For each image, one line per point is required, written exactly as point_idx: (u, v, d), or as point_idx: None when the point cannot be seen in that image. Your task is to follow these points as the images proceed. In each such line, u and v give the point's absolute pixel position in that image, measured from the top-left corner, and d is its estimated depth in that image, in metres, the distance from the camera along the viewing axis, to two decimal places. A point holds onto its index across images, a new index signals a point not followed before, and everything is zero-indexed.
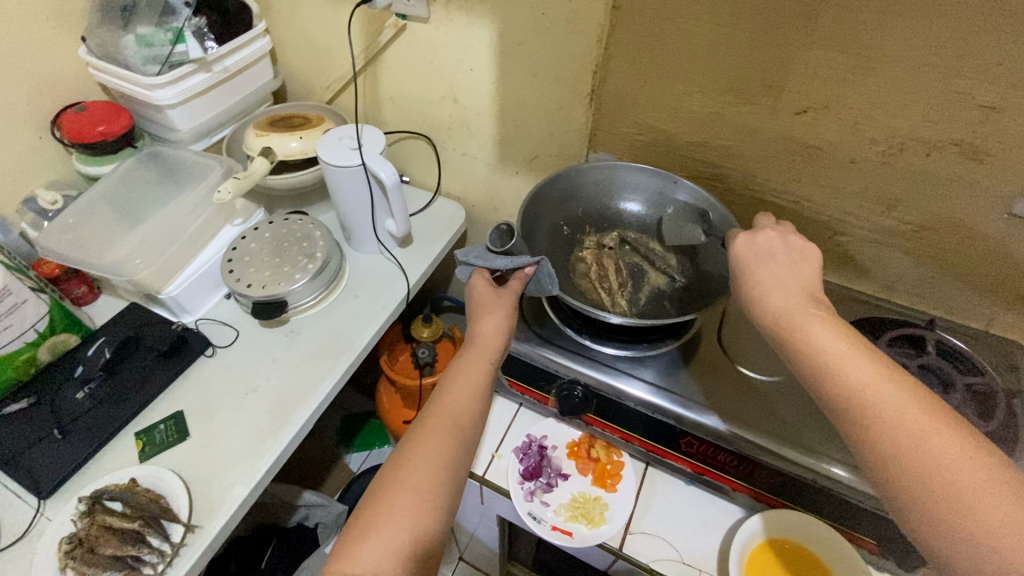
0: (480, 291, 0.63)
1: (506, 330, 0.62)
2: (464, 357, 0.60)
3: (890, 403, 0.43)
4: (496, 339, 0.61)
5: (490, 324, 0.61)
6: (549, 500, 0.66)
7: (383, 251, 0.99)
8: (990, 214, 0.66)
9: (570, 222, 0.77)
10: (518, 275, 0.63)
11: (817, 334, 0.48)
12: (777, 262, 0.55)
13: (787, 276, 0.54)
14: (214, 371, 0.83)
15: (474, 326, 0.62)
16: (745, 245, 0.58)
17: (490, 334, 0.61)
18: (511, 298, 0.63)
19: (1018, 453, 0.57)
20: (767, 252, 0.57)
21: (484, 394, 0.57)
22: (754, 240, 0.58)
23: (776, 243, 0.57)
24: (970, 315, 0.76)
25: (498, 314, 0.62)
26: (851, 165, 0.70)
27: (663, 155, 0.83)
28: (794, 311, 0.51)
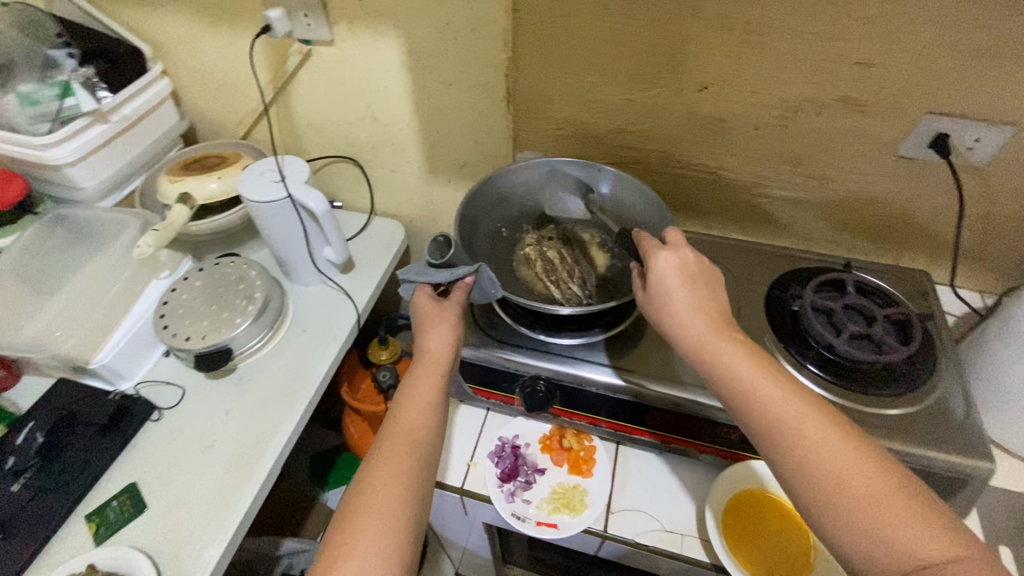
0: (423, 307, 0.63)
1: (457, 339, 0.62)
2: (416, 373, 0.59)
3: (803, 428, 0.45)
4: (441, 350, 0.60)
5: (436, 337, 0.61)
6: (530, 497, 0.64)
7: (325, 280, 0.97)
8: (882, 158, 0.73)
9: (508, 223, 0.77)
10: (457, 285, 0.64)
11: (733, 364, 0.49)
12: (686, 287, 0.54)
13: (694, 304, 0.53)
14: (165, 434, 0.79)
15: (422, 342, 0.61)
16: (664, 263, 0.56)
17: (438, 348, 0.60)
18: (453, 307, 0.63)
19: (931, 372, 0.64)
20: (675, 280, 0.55)
21: (439, 405, 0.57)
22: (672, 256, 0.56)
23: (680, 268, 0.55)
24: (880, 252, 0.83)
25: (442, 326, 0.61)
26: (755, 132, 0.75)
27: (585, 145, 0.85)
28: (709, 336, 0.51)
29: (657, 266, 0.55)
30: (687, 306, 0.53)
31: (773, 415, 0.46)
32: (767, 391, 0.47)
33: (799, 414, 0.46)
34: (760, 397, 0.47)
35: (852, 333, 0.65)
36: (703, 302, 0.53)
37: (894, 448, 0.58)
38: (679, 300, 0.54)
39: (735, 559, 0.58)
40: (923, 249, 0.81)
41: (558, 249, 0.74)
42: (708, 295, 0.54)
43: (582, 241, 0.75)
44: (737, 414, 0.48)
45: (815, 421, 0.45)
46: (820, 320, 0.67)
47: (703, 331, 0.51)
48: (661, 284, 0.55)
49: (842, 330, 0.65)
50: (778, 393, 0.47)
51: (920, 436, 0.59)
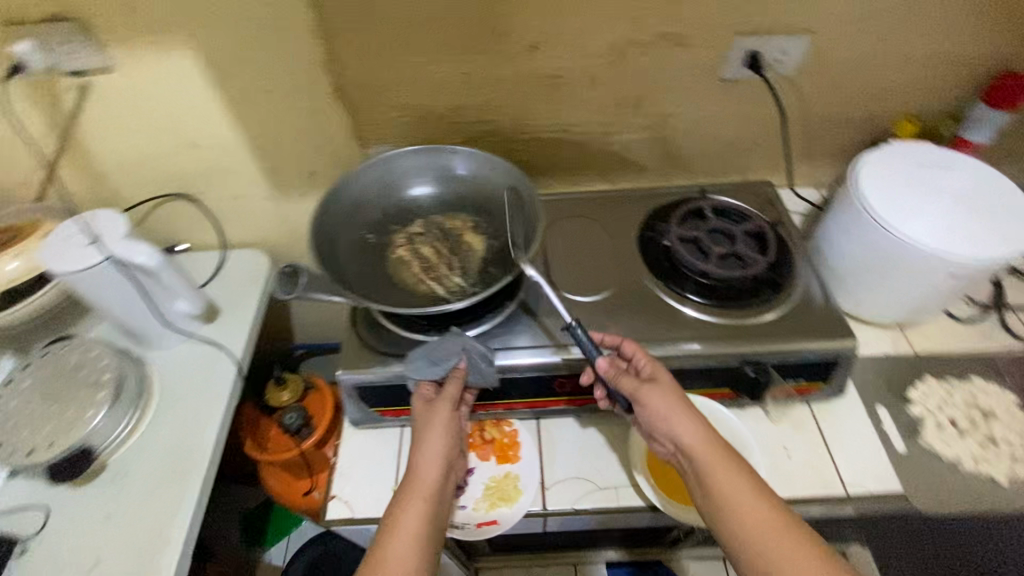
0: (420, 408, 0.60)
1: (449, 451, 0.58)
2: (403, 495, 0.55)
3: (789, 564, 0.48)
4: (435, 466, 0.56)
5: (428, 451, 0.57)
6: (464, 501, 0.63)
7: (189, 336, 0.86)
8: (710, 84, 0.76)
9: (372, 229, 0.71)
10: (457, 379, 0.60)
11: (729, 492, 0.51)
12: (682, 413, 0.55)
13: (689, 408, 0.56)
14: (34, 566, 0.67)
15: (413, 456, 0.57)
16: (657, 392, 0.56)
17: (431, 464, 0.56)
18: (448, 413, 0.59)
19: (791, 270, 0.70)
20: (671, 409, 0.55)
21: (431, 532, 0.53)
22: (661, 382, 0.57)
23: (671, 394, 0.56)
24: (730, 172, 0.89)
25: (436, 436, 0.57)
26: (592, 81, 0.75)
27: (435, 128, 0.81)
28: (706, 464, 0.53)
29: (649, 393, 0.56)
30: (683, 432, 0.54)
31: (764, 551, 0.49)
32: (757, 525, 0.50)
33: (787, 550, 0.48)
34: (754, 531, 0.50)
35: (719, 255, 0.70)
36: (695, 409, 0.56)
37: (775, 351, 0.63)
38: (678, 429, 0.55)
39: (662, 494, 0.62)
40: (763, 161, 0.87)
41: (466, 236, 0.70)
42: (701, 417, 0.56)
43: (484, 221, 0.71)
44: (731, 546, 0.51)
45: (803, 557, 0.48)
46: (689, 251, 0.71)
47: (698, 434, 0.54)
48: (657, 413, 0.56)
49: (710, 254, 0.70)
50: (768, 524, 0.50)
51: (794, 334, 0.64)
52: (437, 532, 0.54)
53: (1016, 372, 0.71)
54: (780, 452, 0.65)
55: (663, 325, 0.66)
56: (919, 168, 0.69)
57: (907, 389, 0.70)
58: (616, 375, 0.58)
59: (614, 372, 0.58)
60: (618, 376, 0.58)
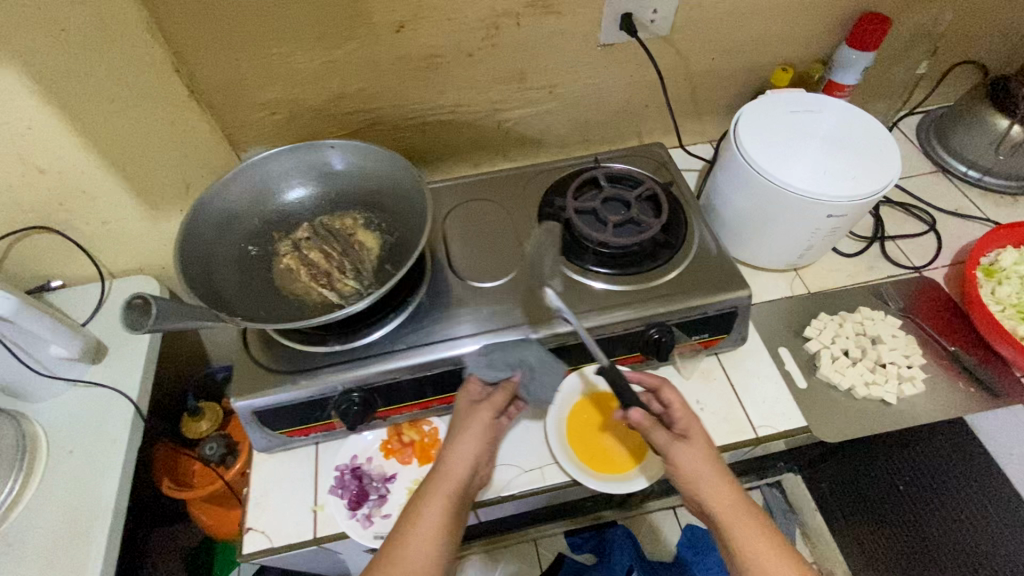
0: (465, 407, 0.58)
1: (480, 453, 0.56)
2: (427, 487, 0.54)
3: None
4: (467, 470, 0.55)
5: (461, 448, 0.55)
6: (389, 509, 0.61)
7: (74, 381, 0.78)
8: (590, 50, 0.75)
9: (253, 239, 0.66)
10: (507, 389, 0.59)
11: (753, 553, 0.51)
12: (709, 469, 0.54)
13: (723, 474, 0.55)
14: None
15: (444, 451, 0.55)
16: (685, 451, 0.55)
17: (461, 462, 0.55)
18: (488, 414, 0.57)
19: (685, 229, 0.71)
20: (700, 466, 0.55)
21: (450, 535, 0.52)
22: (691, 441, 0.56)
23: (700, 451, 0.56)
24: (625, 136, 0.89)
25: (472, 440, 0.55)
26: (470, 58, 0.72)
27: (313, 123, 0.76)
28: (732, 526, 0.52)
29: (677, 451, 0.55)
30: (712, 489, 0.54)
31: None
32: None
33: None
34: None
35: (616, 222, 0.69)
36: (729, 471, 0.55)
37: (677, 310, 0.64)
38: (707, 490, 0.54)
39: (580, 465, 0.63)
40: (656, 122, 0.88)
41: (356, 234, 0.67)
42: (729, 472, 0.55)
43: (373, 215, 0.68)
44: None
45: None
46: (587, 221, 0.71)
47: (727, 499, 0.53)
48: (686, 474, 0.55)
49: (608, 222, 0.69)
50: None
51: (693, 291, 0.65)
52: (456, 537, 0.53)
53: (898, 297, 0.77)
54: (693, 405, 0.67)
55: (568, 300, 0.65)
56: (792, 114, 0.72)
57: (804, 327, 0.74)
58: (647, 428, 0.56)
59: (647, 425, 0.57)
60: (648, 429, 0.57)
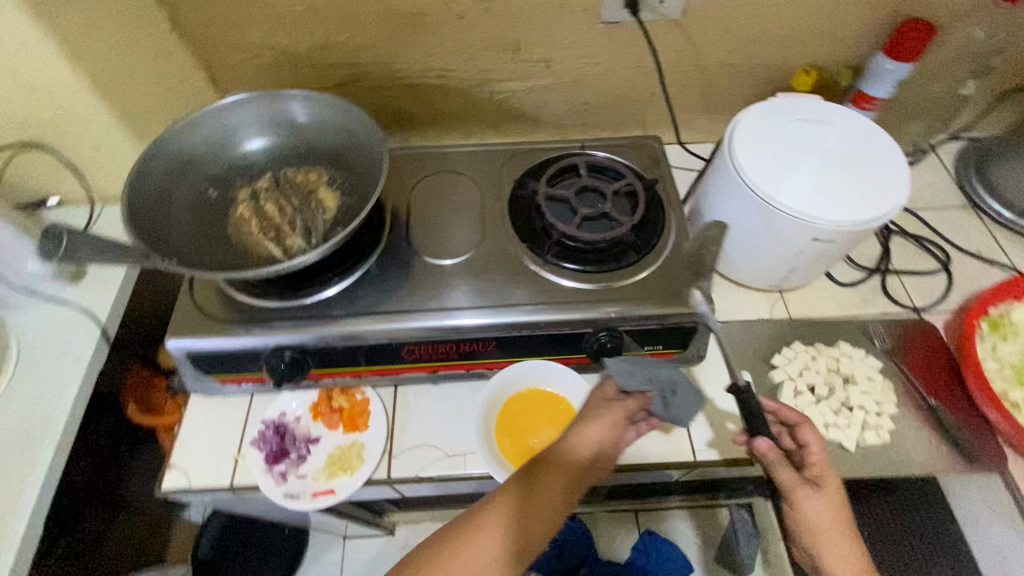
0: (600, 396, 0.58)
1: (601, 443, 0.54)
2: (541, 459, 0.53)
3: None
4: (587, 455, 0.54)
5: (587, 432, 0.54)
6: (305, 470, 0.61)
7: (47, 298, 0.81)
8: (591, 27, 0.70)
9: (212, 184, 0.66)
10: (640, 400, 0.57)
11: None
12: (835, 536, 0.48)
13: (848, 529, 0.49)
14: None
15: (571, 431, 0.55)
16: (813, 507, 0.49)
17: (584, 446, 0.54)
18: (603, 424, 0.55)
19: (660, 231, 0.66)
20: (826, 527, 0.49)
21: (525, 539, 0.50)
22: (824, 499, 0.50)
23: (829, 513, 0.49)
24: (626, 124, 0.84)
25: (596, 428, 0.54)
26: (460, 21, 0.68)
27: (296, 72, 0.74)
28: None
29: (804, 503, 0.50)
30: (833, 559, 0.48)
31: None
32: None
33: None
34: None
35: (586, 215, 0.65)
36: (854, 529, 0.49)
37: (629, 316, 0.60)
38: (829, 558, 0.48)
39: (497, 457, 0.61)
40: (661, 113, 0.82)
41: (314, 190, 0.66)
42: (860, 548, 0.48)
43: (334, 172, 0.67)
44: None
45: None
46: (556, 210, 0.67)
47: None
48: (810, 530, 0.49)
49: (577, 214, 0.65)
50: None
51: (652, 299, 0.61)
52: (532, 545, 0.50)
53: (886, 337, 0.71)
54: None
55: (519, 290, 0.62)
56: (799, 122, 0.66)
57: (772, 355, 0.69)
58: (770, 461, 0.52)
59: (772, 458, 0.52)
60: (772, 463, 0.52)
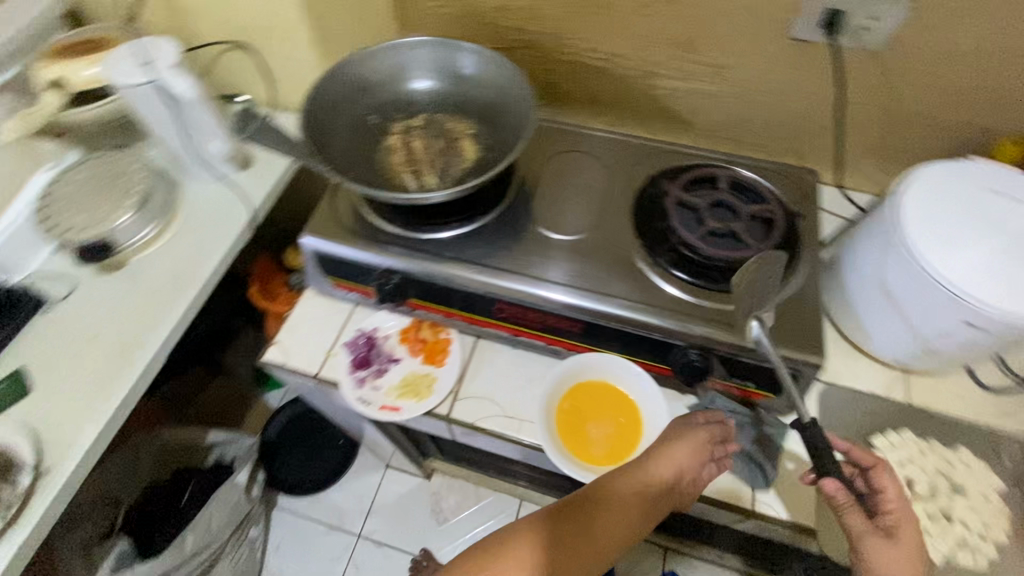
0: (689, 421, 0.58)
1: (683, 468, 0.55)
2: (623, 471, 0.56)
3: None
4: (668, 477, 0.55)
5: (674, 455, 0.56)
6: (380, 383, 0.66)
7: (219, 177, 0.94)
8: (777, 41, 0.66)
9: (374, 111, 0.72)
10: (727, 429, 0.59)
11: None
12: None
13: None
14: (55, 323, 0.81)
15: (654, 453, 0.57)
16: (885, 556, 0.50)
17: (668, 470, 0.55)
18: (669, 471, 0.55)
19: (791, 266, 0.62)
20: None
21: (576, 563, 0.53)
22: (897, 549, 0.50)
23: (901, 566, 0.49)
24: (783, 151, 0.79)
25: (682, 452, 0.56)
26: (642, 9, 0.68)
27: (473, 27, 0.78)
28: None
29: (874, 552, 0.50)
30: None
31: None
32: None
33: None
34: None
35: (713, 230, 0.63)
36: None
37: (728, 344, 0.58)
38: None
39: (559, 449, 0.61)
40: (826, 148, 0.76)
41: (460, 138, 0.70)
42: None
43: (482, 128, 0.70)
44: None
45: None
46: (685, 217, 0.65)
47: None
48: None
49: (703, 226, 0.63)
50: None
51: (756, 333, 0.58)
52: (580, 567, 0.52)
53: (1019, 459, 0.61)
54: None
55: (622, 285, 0.62)
56: (989, 192, 0.58)
57: (874, 434, 0.63)
58: (842, 505, 0.52)
59: (842, 502, 0.52)
60: (846, 509, 0.52)
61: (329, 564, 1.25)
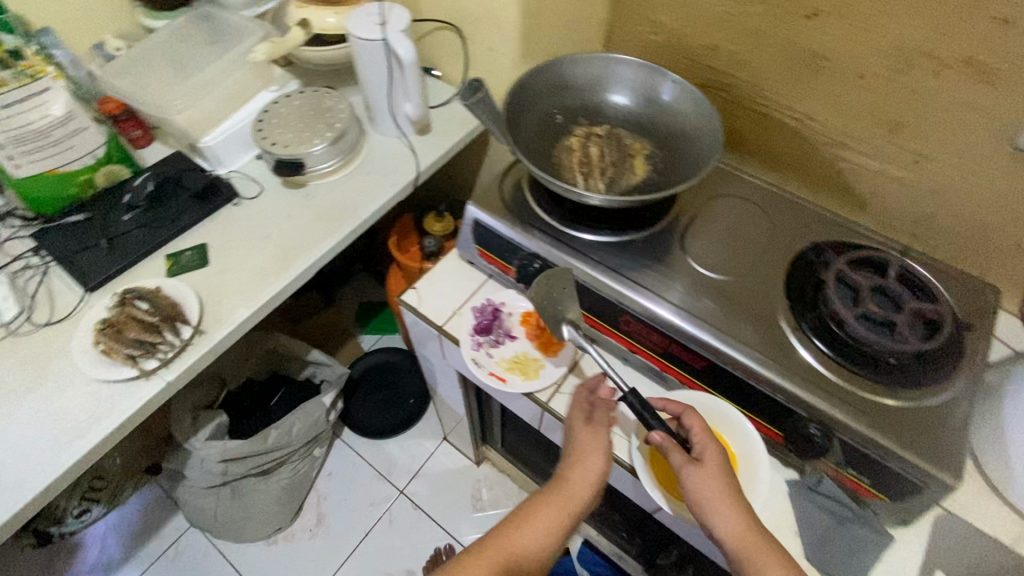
0: (579, 418, 0.62)
1: (603, 474, 0.59)
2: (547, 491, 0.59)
3: None
4: (586, 490, 0.58)
5: (588, 467, 0.59)
6: (494, 352, 0.71)
7: (400, 135, 1.05)
8: (997, 147, 0.63)
9: (563, 112, 0.77)
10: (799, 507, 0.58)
11: None
12: (730, 508, 0.52)
13: (732, 497, 0.53)
14: (239, 215, 0.95)
15: (567, 469, 0.60)
16: (699, 479, 0.54)
17: (582, 479, 0.59)
18: (587, 490, 0.58)
19: (944, 376, 0.58)
20: (716, 497, 0.53)
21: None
22: (704, 472, 0.54)
23: (718, 486, 0.53)
24: (961, 257, 0.73)
25: (599, 460, 0.59)
26: (856, 80, 0.67)
27: (675, 59, 0.81)
28: (739, 560, 0.51)
29: (691, 480, 0.54)
30: (727, 530, 0.52)
31: None
32: None
33: None
34: None
35: (868, 313, 0.61)
36: (739, 498, 0.54)
37: (851, 430, 0.56)
38: (728, 530, 0.52)
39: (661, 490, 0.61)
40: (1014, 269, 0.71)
41: (635, 156, 0.73)
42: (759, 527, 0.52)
43: (659, 153, 0.73)
44: None
45: None
46: (841, 294, 0.63)
47: (746, 542, 0.51)
48: (698, 501, 0.53)
49: (858, 306, 0.62)
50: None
51: (886, 430, 0.55)
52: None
53: None
54: (786, 521, 0.61)
55: (756, 337, 0.62)
56: None
57: None
58: (666, 447, 0.56)
59: (666, 445, 0.56)
60: (668, 449, 0.56)
61: (368, 508, 1.32)
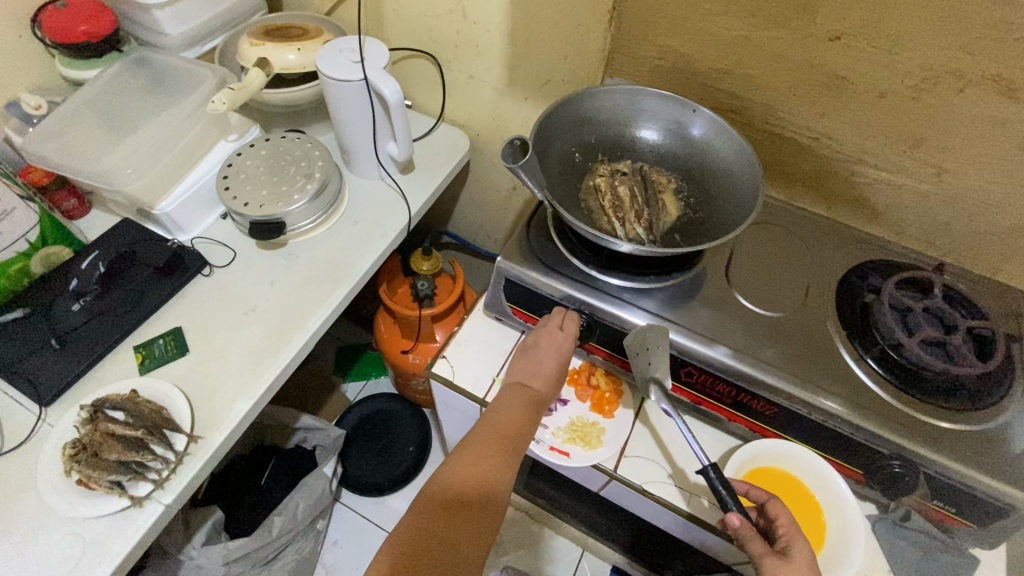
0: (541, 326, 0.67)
1: (561, 362, 0.65)
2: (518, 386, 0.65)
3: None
4: (548, 371, 0.65)
5: (546, 356, 0.65)
6: (548, 422, 0.69)
7: (383, 176, 0.96)
8: (1019, 159, 0.64)
9: (582, 149, 0.72)
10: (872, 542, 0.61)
11: None
12: None
13: None
14: (214, 289, 0.83)
15: (530, 366, 0.66)
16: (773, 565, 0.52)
17: (545, 366, 0.65)
18: (548, 369, 0.65)
19: (1005, 395, 0.58)
20: None
21: (502, 478, 0.58)
22: (784, 562, 0.52)
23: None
24: (978, 263, 0.74)
25: (557, 352, 0.65)
26: (878, 99, 0.67)
27: (684, 83, 0.78)
28: None
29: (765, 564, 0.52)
30: None
31: None
32: None
33: None
34: None
35: (925, 337, 0.61)
36: None
37: (936, 463, 0.55)
38: None
39: None
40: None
41: (667, 192, 0.69)
42: None
43: (690, 188, 0.69)
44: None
45: None
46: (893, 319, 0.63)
47: None
48: None
49: (914, 332, 0.61)
50: None
51: (968, 460, 0.55)
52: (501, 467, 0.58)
53: None
54: (877, 558, 0.62)
55: (823, 375, 0.60)
56: None
57: None
58: (745, 536, 0.54)
59: (745, 533, 0.54)
60: (746, 538, 0.54)
61: None
